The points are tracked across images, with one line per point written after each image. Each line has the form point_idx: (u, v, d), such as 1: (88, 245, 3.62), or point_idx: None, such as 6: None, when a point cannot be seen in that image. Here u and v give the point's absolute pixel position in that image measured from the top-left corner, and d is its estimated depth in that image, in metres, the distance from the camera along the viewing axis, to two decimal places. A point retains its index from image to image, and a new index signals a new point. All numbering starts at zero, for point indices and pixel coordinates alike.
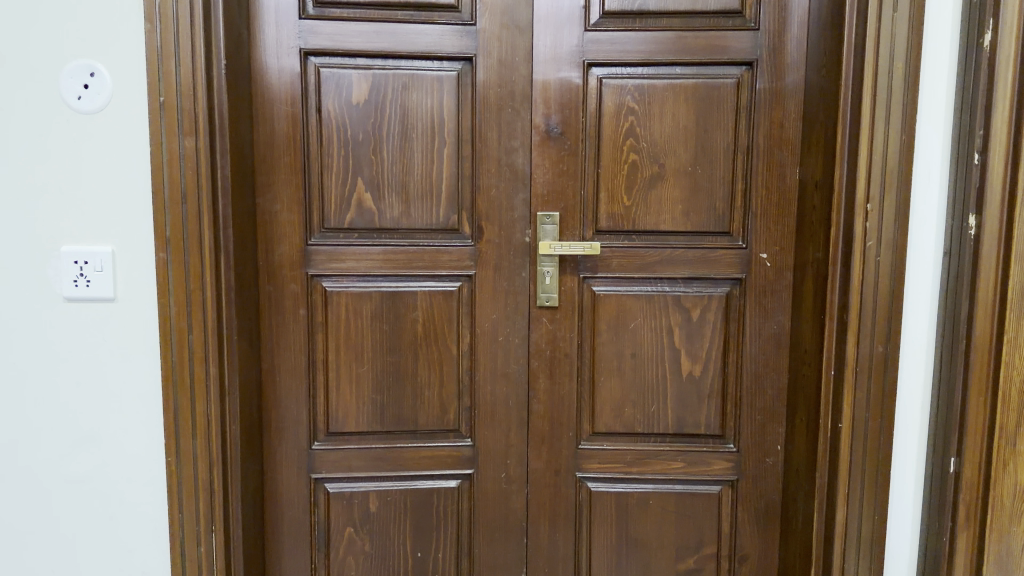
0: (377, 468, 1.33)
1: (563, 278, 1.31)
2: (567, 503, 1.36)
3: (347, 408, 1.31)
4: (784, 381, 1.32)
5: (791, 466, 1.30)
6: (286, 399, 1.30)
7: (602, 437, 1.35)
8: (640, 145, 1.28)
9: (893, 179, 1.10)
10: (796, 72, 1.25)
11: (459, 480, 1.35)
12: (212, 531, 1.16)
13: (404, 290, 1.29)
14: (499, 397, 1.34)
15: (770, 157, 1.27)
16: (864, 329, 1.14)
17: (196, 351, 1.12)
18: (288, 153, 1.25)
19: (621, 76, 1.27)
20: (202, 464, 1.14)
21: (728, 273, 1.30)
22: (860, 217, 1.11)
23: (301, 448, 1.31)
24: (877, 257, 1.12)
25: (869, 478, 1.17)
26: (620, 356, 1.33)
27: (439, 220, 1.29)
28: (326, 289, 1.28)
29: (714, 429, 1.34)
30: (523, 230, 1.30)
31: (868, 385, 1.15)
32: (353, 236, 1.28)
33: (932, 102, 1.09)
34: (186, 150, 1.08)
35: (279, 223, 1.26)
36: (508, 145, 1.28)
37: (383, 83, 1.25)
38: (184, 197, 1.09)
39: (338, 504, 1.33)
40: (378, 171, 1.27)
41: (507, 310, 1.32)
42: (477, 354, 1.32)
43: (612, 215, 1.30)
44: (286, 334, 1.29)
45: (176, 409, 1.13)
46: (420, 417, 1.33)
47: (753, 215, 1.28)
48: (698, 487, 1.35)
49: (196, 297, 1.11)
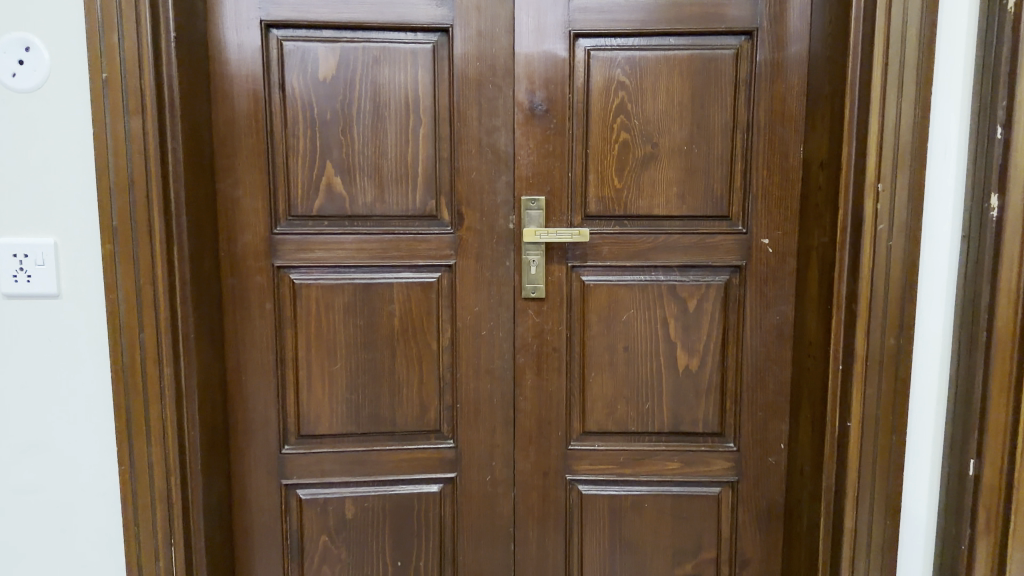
0: (353, 473, 1.24)
1: (550, 268, 1.22)
2: (556, 506, 1.28)
3: (319, 409, 1.22)
4: (788, 374, 1.23)
5: (796, 465, 1.22)
6: (253, 399, 1.21)
7: (593, 437, 1.27)
8: (632, 123, 1.18)
9: (906, 157, 1.01)
10: (799, 42, 1.15)
11: (440, 484, 1.27)
12: (172, 545, 1.07)
13: (379, 282, 1.20)
14: (484, 394, 1.25)
15: (772, 135, 1.18)
16: (875, 321, 1.05)
17: (148, 351, 1.03)
18: (250, 133, 1.15)
19: (611, 47, 1.17)
20: (158, 474, 1.05)
21: (727, 259, 1.21)
22: (870, 198, 1.02)
23: (271, 452, 1.22)
24: (889, 241, 1.03)
25: (880, 478, 1.08)
26: (612, 351, 1.24)
27: (416, 206, 1.19)
28: (293, 282, 1.19)
29: (712, 427, 1.26)
30: (507, 216, 1.21)
31: (879, 379, 1.06)
32: (323, 224, 1.18)
33: (948, 72, 1.00)
34: (132, 131, 0.99)
35: (241, 210, 1.16)
36: (490, 124, 1.18)
37: (352, 58, 1.15)
38: (133, 183, 1.00)
39: (311, 511, 1.24)
40: (348, 153, 1.17)
41: (490, 302, 1.23)
42: (459, 350, 1.23)
43: (602, 199, 1.20)
44: (253, 331, 1.19)
45: (129, 414, 1.04)
46: (398, 418, 1.24)
47: (753, 197, 1.19)
48: (696, 488, 1.27)
49: (147, 292, 1.02)
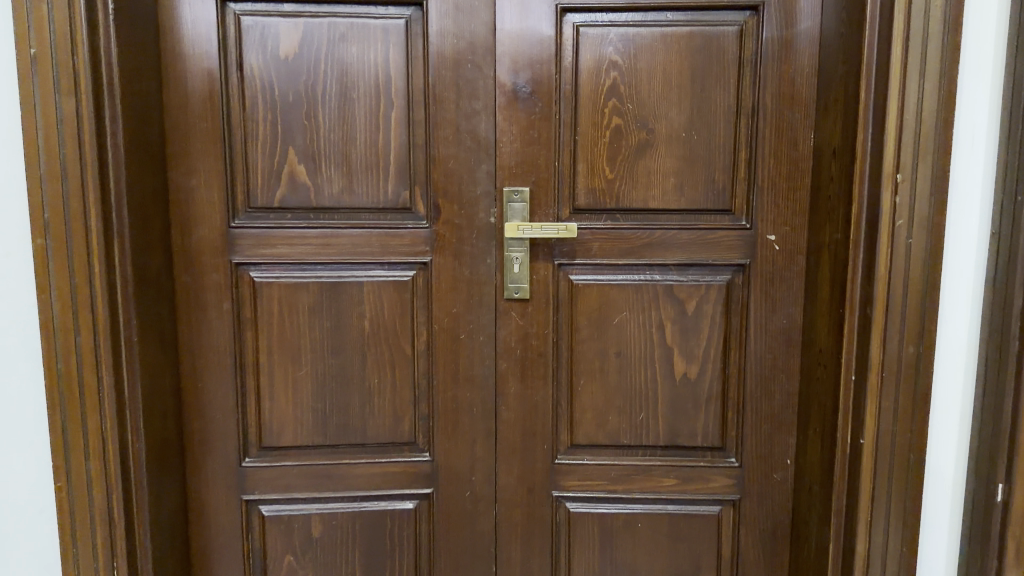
0: (320, 488, 1.15)
1: (534, 267, 1.11)
2: (542, 525, 1.18)
3: (283, 419, 1.12)
4: (796, 383, 1.13)
5: (803, 483, 1.11)
6: (211, 408, 1.11)
7: (583, 450, 1.16)
8: (625, 106, 1.08)
9: (929, 143, 0.90)
10: (810, 18, 1.04)
11: (416, 500, 1.17)
12: (114, 567, 0.98)
13: (348, 281, 1.10)
14: (463, 403, 1.15)
15: (780, 120, 1.07)
16: (892, 327, 0.94)
17: (86, 356, 0.94)
18: (204, 117, 1.05)
19: (602, 23, 1.06)
20: (99, 490, 0.96)
21: (729, 257, 1.10)
22: (888, 190, 0.91)
23: (230, 465, 1.13)
24: (908, 239, 0.92)
25: (897, 503, 0.98)
26: (603, 357, 1.13)
27: (388, 197, 1.09)
28: (254, 280, 1.09)
29: (713, 441, 1.15)
30: (488, 209, 1.10)
31: (896, 392, 0.95)
32: (286, 218, 1.08)
33: (978, 49, 0.89)
34: (65, 113, 0.90)
35: (197, 202, 1.07)
36: (469, 107, 1.08)
37: (316, 34, 1.05)
38: (66, 172, 0.90)
39: (275, 529, 1.15)
40: (313, 139, 1.07)
41: (470, 303, 1.12)
42: (436, 356, 1.13)
43: (592, 191, 1.10)
44: (209, 333, 1.09)
45: (64, 426, 0.95)
46: (369, 429, 1.14)
47: (758, 190, 1.09)
48: (695, 507, 1.17)
49: (83, 292, 0.92)
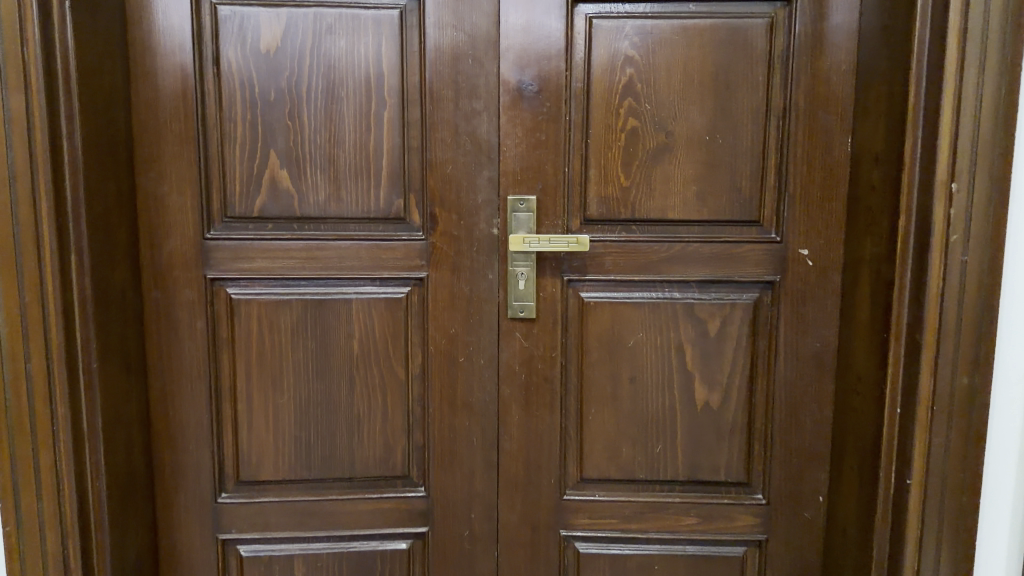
0: (304, 526, 1.04)
1: (541, 283, 1.01)
2: (547, 567, 1.07)
3: (263, 450, 1.02)
4: (829, 413, 1.02)
5: (837, 524, 1.01)
6: (183, 437, 1.01)
7: (593, 485, 1.06)
8: (642, 106, 0.97)
9: (988, 148, 0.79)
10: (848, 8, 0.94)
11: (409, 540, 1.06)
12: None
13: (334, 297, 1.00)
14: (461, 433, 1.04)
15: (813, 123, 0.96)
16: (945, 355, 0.83)
17: (38, 386, 0.84)
18: (177, 116, 0.95)
19: (617, 14, 0.96)
20: (53, 533, 0.86)
21: (756, 274, 1.00)
22: (941, 201, 0.81)
23: (204, 501, 1.02)
24: (963, 256, 0.81)
25: (948, 554, 0.87)
26: (616, 383, 1.03)
27: (380, 206, 0.99)
28: (231, 297, 0.99)
29: (737, 476, 1.04)
30: (489, 219, 1.00)
31: (948, 429, 0.84)
32: (267, 228, 0.98)
33: None
34: (14, 112, 0.80)
35: (168, 211, 0.96)
36: (469, 107, 0.98)
37: (300, 25, 0.94)
38: (14, 179, 0.80)
39: (253, 571, 1.04)
40: (296, 141, 0.96)
41: (469, 322, 1.02)
42: (431, 381, 1.03)
43: (605, 200, 0.99)
44: (182, 355, 0.99)
45: (13, 464, 0.84)
46: (358, 461, 1.03)
47: (788, 199, 0.98)
48: (717, 548, 1.06)
49: (35, 312, 0.82)
